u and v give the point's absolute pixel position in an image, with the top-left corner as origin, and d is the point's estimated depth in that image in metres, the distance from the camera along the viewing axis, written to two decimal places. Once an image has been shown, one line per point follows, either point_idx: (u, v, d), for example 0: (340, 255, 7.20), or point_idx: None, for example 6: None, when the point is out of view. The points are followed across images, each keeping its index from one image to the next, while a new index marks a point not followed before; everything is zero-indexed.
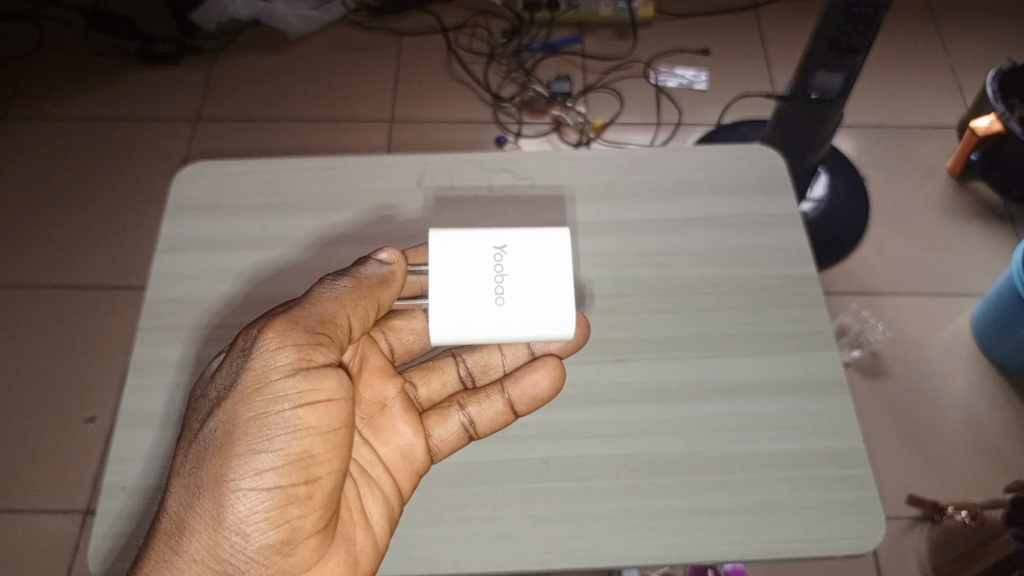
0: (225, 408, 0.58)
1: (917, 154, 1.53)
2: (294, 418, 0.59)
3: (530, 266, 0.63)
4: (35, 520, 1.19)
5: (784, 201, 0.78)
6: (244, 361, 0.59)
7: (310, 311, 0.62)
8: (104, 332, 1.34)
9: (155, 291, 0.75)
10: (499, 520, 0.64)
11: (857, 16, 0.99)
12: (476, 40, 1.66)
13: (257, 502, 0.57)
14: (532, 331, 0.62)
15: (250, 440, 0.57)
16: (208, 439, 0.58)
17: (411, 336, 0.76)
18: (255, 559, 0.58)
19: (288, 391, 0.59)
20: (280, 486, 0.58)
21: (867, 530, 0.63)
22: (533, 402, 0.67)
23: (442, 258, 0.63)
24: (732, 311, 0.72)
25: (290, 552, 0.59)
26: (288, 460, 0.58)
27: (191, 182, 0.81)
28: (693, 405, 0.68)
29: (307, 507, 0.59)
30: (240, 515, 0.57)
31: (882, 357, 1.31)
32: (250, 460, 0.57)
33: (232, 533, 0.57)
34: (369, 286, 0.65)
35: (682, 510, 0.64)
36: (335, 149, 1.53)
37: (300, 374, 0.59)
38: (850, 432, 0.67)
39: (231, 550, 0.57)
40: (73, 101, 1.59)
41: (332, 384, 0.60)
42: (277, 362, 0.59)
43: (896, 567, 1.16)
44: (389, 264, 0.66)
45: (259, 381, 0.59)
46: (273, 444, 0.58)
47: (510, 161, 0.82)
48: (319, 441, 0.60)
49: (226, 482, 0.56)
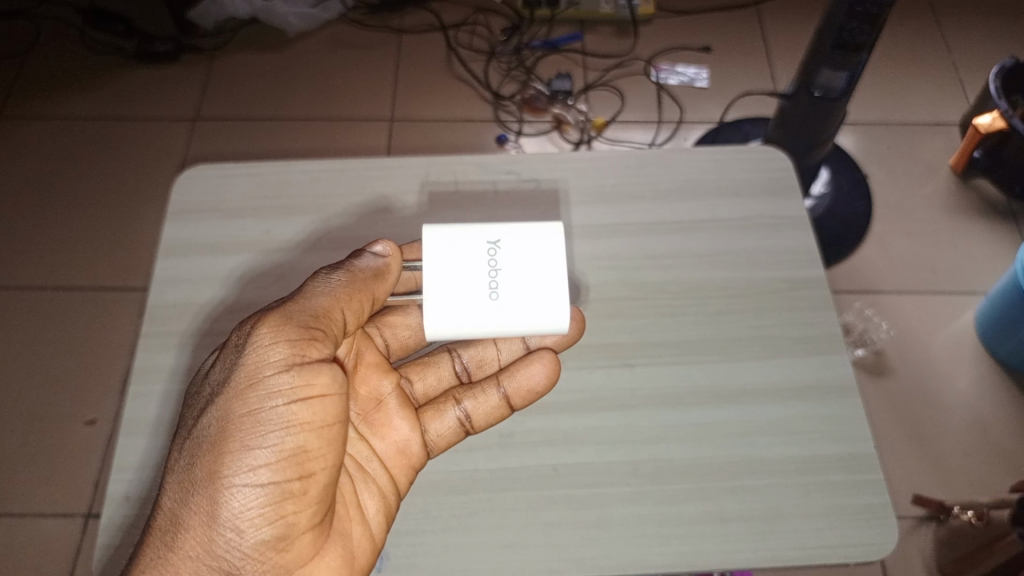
0: (218, 404, 0.58)
1: (920, 151, 1.52)
2: (288, 413, 0.58)
3: (524, 261, 0.63)
4: (35, 523, 1.18)
5: (792, 202, 0.78)
6: (238, 356, 0.59)
7: (304, 306, 0.61)
8: (102, 333, 1.33)
9: (155, 296, 0.74)
10: (508, 528, 0.63)
11: (861, 14, 0.98)
12: (476, 38, 1.65)
13: (252, 498, 0.57)
14: (526, 325, 0.62)
15: (244, 436, 0.57)
16: (201, 436, 0.57)
17: (406, 332, 0.75)
18: (250, 556, 0.57)
19: (282, 386, 0.58)
20: (275, 482, 0.57)
21: (879, 537, 0.62)
22: (530, 396, 0.67)
23: (436, 254, 0.63)
24: (741, 314, 0.72)
25: (286, 548, 0.59)
26: (282, 456, 0.58)
27: (191, 185, 0.80)
28: (702, 410, 0.67)
29: (302, 503, 0.59)
30: (235, 511, 0.56)
31: (886, 356, 1.31)
32: (244, 456, 0.57)
33: (226, 530, 0.56)
34: (364, 280, 0.64)
35: (692, 517, 0.63)
36: (335, 149, 1.52)
37: (294, 370, 0.59)
38: (860, 437, 0.66)
39: (226, 546, 0.56)
40: (71, 100, 1.58)
41: (327, 379, 0.60)
42: (271, 357, 0.59)
43: (901, 568, 1.15)
44: (384, 256, 0.66)
45: (253, 376, 0.58)
46: (268, 439, 0.58)
47: (515, 162, 0.81)
48: (313, 436, 0.59)
49: (221, 478, 0.56)
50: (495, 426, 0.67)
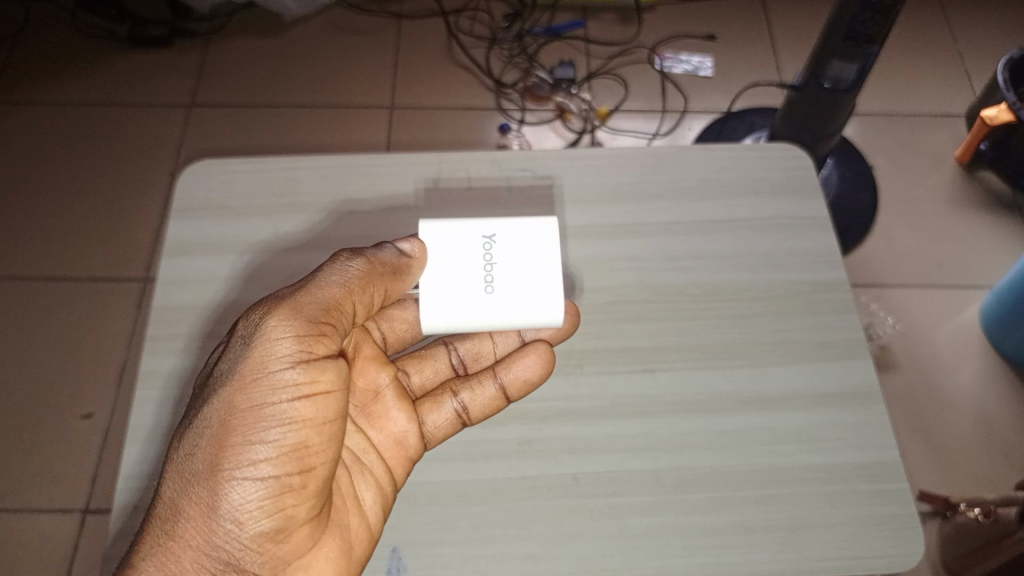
0: (220, 396, 0.57)
1: (927, 143, 1.51)
2: (291, 409, 0.58)
3: (519, 256, 0.61)
4: (30, 519, 1.16)
5: (813, 202, 0.76)
6: (242, 349, 0.58)
7: (315, 298, 0.60)
8: (99, 324, 1.31)
9: (160, 298, 0.72)
10: (528, 538, 0.61)
11: (874, 6, 0.96)
12: (478, 24, 1.62)
13: (252, 492, 0.56)
14: (524, 319, 0.61)
15: (246, 430, 0.56)
16: (201, 427, 0.57)
17: (404, 326, 0.73)
18: (248, 547, 0.57)
19: (287, 383, 0.58)
20: (275, 476, 0.57)
21: (905, 548, 0.61)
22: (525, 387, 0.66)
23: (434, 253, 0.62)
24: (764, 318, 0.70)
25: (284, 540, 0.58)
26: (284, 451, 0.57)
27: (195, 182, 0.78)
28: (725, 417, 0.66)
29: (302, 496, 0.58)
30: (235, 504, 0.56)
31: (892, 350, 1.29)
32: (245, 451, 0.56)
33: (226, 522, 0.56)
34: (381, 274, 0.62)
35: (716, 527, 0.62)
36: (334, 137, 1.49)
37: (300, 366, 0.58)
38: (885, 444, 0.65)
39: (225, 538, 0.56)
40: (63, 85, 1.54)
41: (331, 376, 0.60)
42: (277, 353, 0.58)
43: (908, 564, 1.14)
44: (410, 257, 0.61)
45: (259, 371, 0.57)
46: (270, 434, 0.57)
47: (530, 160, 0.79)
48: (315, 432, 0.59)
49: (221, 471, 0.55)
50: (512, 433, 0.66)
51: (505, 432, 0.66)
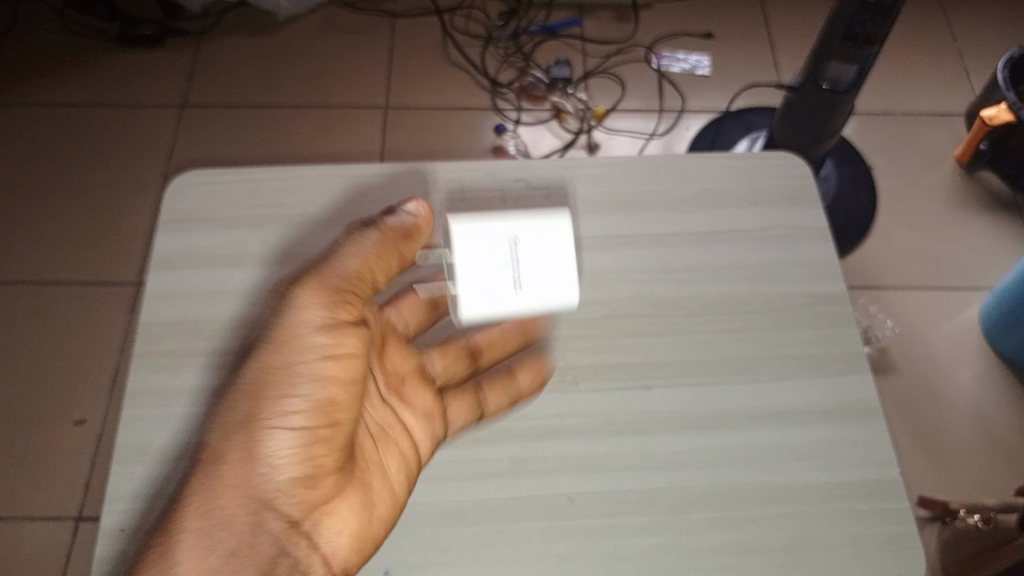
0: (255, 356, 0.62)
1: (927, 143, 1.49)
2: (320, 367, 0.63)
3: (546, 245, 0.61)
4: (21, 527, 1.15)
5: (813, 211, 0.75)
6: (275, 313, 0.63)
7: (339, 264, 0.65)
8: (91, 330, 1.29)
9: (147, 312, 0.70)
10: (521, 560, 0.60)
11: (873, 6, 0.95)
12: (473, 22, 1.60)
13: (287, 439, 0.61)
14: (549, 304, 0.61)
15: (280, 384, 0.62)
16: (240, 382, 0.62)
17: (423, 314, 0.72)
18: (283, 492, 0.61)
19: (316, 343, 0.63)
20: (306, 426, 0.62)
21: (905, 569, 0.60)
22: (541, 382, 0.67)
23: (459, 250, 0.59)
24: (761, 332, 0.69)
25: (314, 487, 0.63)
26: (313, 404, 0.62)
27: (182, 192, 0.76)
28: (723, 435, 0.65)
29: (331, 447, 0.63)
30: (272, 451, 0.61)
31: (891, 353, 1.27)
32: (279, 402, 0.62)
33: (263, 465, 0.61)
34: (397, 241, 0.67)
35: (713, 548, 0.61)
36: (326, 139, 1.47)
37: (328, 329, 0.64)
38: (885, 461, 0.64)
39: (262, 481, 0.61)
40: (54, 86, 1.52)
41: (356, 338, 0.65)
42: (307, 315, 0.63)
43: None
44: (416, 218, 0.68)
45: (290, 331, 0.63)
46: (301, 388, 0.62)
47: (524, 168, 0.78)
48: (342, 389, 0.63)
49: (258, 419, 0.61)
50: (505, 452, 0.64)
51: (498, 450, 0.64)
